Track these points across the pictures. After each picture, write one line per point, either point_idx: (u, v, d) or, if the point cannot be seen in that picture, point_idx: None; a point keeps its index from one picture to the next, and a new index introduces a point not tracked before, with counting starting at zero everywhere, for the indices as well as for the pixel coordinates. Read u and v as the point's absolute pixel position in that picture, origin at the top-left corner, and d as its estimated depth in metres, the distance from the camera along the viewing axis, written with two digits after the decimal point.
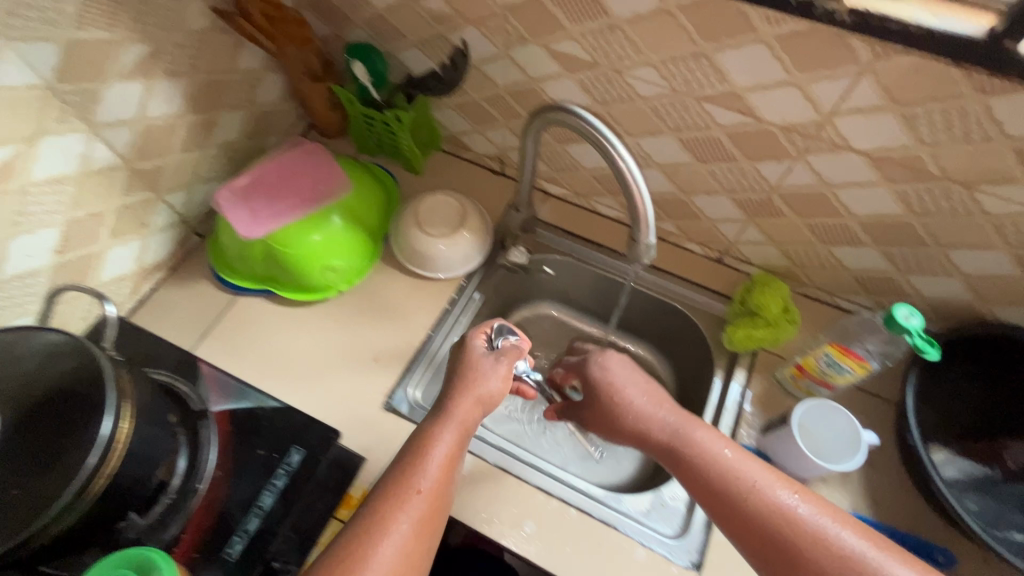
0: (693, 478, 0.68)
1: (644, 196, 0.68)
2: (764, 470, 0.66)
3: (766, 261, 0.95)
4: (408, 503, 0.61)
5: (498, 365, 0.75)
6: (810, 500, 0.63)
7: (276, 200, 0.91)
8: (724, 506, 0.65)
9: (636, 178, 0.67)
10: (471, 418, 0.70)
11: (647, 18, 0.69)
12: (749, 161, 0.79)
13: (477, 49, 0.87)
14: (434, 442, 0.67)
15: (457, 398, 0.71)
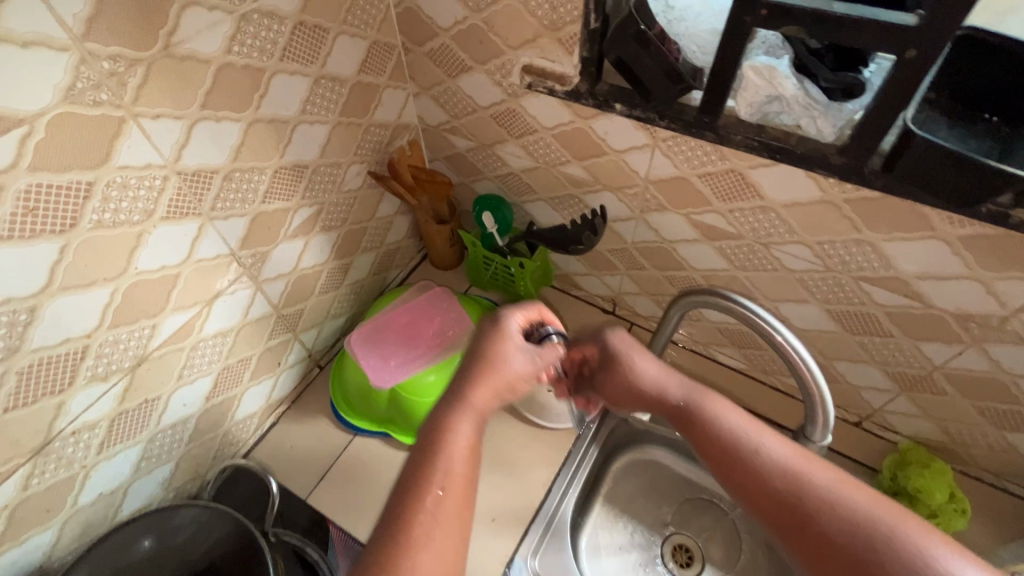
0: (707, 450, 0.55)
1: (820, 386, 0.64)
2: (789, 448, 0.52)
3: (916, 432, 0.87)
4: (431, 509, 0.47)
5: (518, 347, 0.60)
6: (861, 492, 0.47)
7: (406, 345, 0.92)
8: (735, 473, 0.52)
9: (808, 365, 0.63)
10: (516, 374, 0.58)
11: (809, 206, 0.68)
12: (911, 340, 0.75)
13: (611, 211, 0.89)
14: (449, 429, 0.52)
15: (462, 389, 0.56)
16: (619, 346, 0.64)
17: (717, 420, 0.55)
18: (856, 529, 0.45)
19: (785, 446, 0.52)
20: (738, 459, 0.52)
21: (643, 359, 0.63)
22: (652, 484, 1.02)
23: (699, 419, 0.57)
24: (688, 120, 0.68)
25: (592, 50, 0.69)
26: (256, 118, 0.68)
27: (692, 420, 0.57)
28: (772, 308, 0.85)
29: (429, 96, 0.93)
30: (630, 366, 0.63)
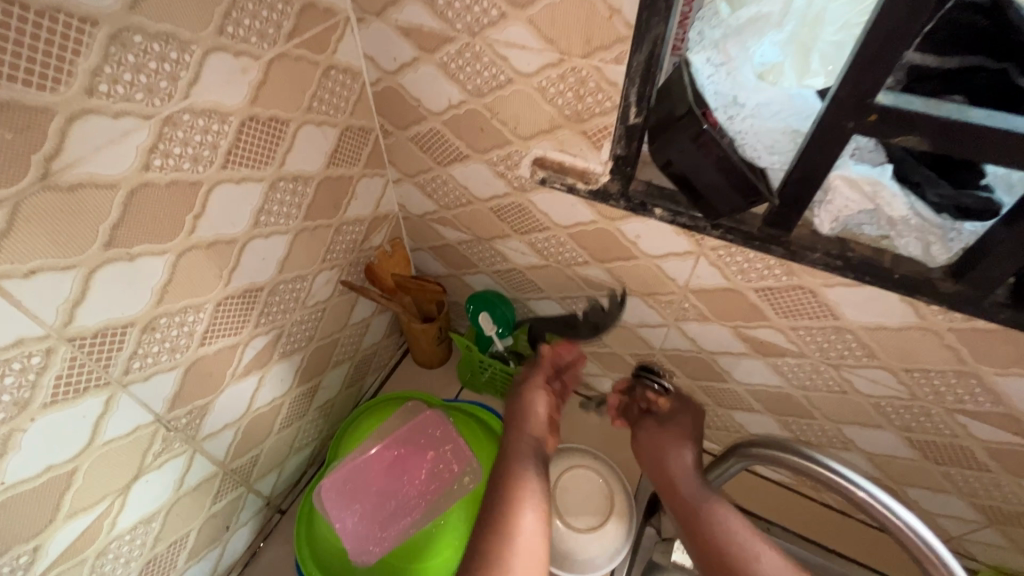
0: (704, 547, 0.56)
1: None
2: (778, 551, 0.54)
3: (1002, 562, 0.75)
4: (509, 539, 0.55)
5: (541, 392, 0.76)
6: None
7: (396, 493, 0.75)
8: (715, 558, 0.55)
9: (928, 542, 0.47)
10: (539, 423, 0.73)
11: (899, 330, 0.56)
12: (1012, 477, 0.62)
13: (638, 316, 0.75)
14: (524, 490, 0.61)
15: (516, 434, 0.70)
16: (676, 418, 0.71)
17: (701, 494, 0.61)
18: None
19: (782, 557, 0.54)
20: (717, 547, 0.55)
21: (683, 428, 0.70)
22: None
23: (700, 512, 0.59)
24: (750, 231, 0.55)
25: (630, 147, 0.55)
26: (189, 245, 0.51)
27: (694, 516, 0.59)
28: (833, 429, 0.72)
29: (414, 183, 0.78)
30: (663, 437, 0.69)
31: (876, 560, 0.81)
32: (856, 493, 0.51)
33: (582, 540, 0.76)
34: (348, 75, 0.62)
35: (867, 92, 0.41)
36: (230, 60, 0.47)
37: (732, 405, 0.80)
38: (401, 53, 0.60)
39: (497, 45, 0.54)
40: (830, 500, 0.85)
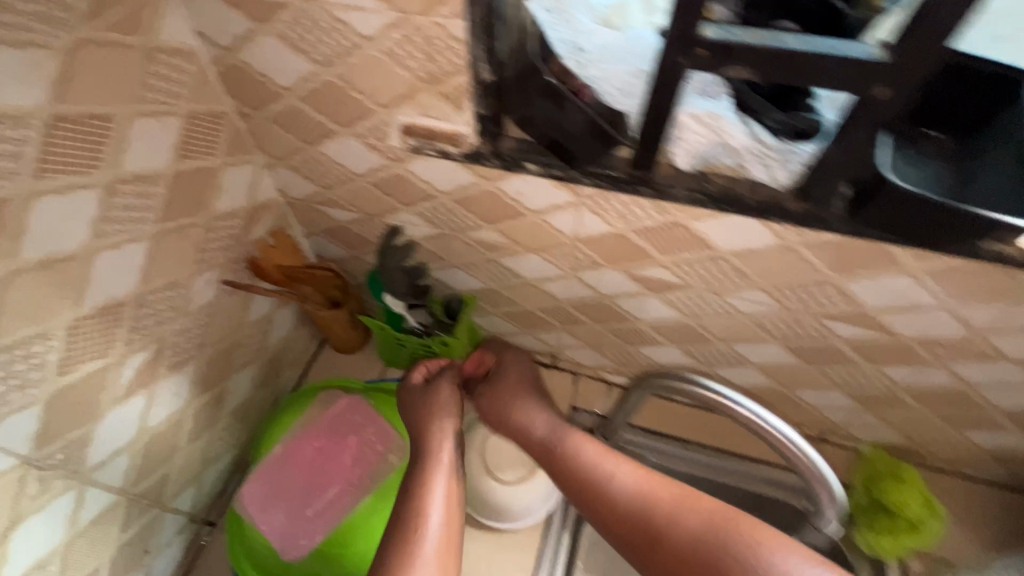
0: (565, 482, 0.60)
1: (814, 460, 0.56)
2: (632, 465, 0.58)
3: (878, 438, 0.85)
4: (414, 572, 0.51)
5: (440, 384, 0.70)
6: (705, 506, 0.54)
7: (323, 483, 0.74)
8: (591, 498, 0.57)
9: (790, 437, 0.55)
10: (452, 397, 0.69)
11: (764, 252, 0.60)
12: (876, 366, 0.70)
13: (537, 271, 0.77)
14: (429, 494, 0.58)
15: (428, 441, 0.64)
16: (502, 373, 0.74)
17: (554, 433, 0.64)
18: (699, 530, 0.52)
19: (637, 471, 0.57)
20: (593, 482, 0.57)
21: (524, 377, 0.73)
22: None
23: (569, 456, 0.60)
24: (618, 175, 0.56)
25: (490, 105, 0.54)
26: (12, 271, 0.45)
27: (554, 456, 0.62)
28: (728, 349, 0.78)
29: (287, 166, 0.73)
30: (506, 386, 0.72)
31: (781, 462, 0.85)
32: (746, 418, 0.56)
33: (515, 491, 0.79)
34: (178, 56, 0.56)
35: (690, 27, 0.41)
36: (11, 54, 0.41)
37: (639, 342, 0.83)
38: (234, 26, 0.55)
39: (331, 9, 0.50)
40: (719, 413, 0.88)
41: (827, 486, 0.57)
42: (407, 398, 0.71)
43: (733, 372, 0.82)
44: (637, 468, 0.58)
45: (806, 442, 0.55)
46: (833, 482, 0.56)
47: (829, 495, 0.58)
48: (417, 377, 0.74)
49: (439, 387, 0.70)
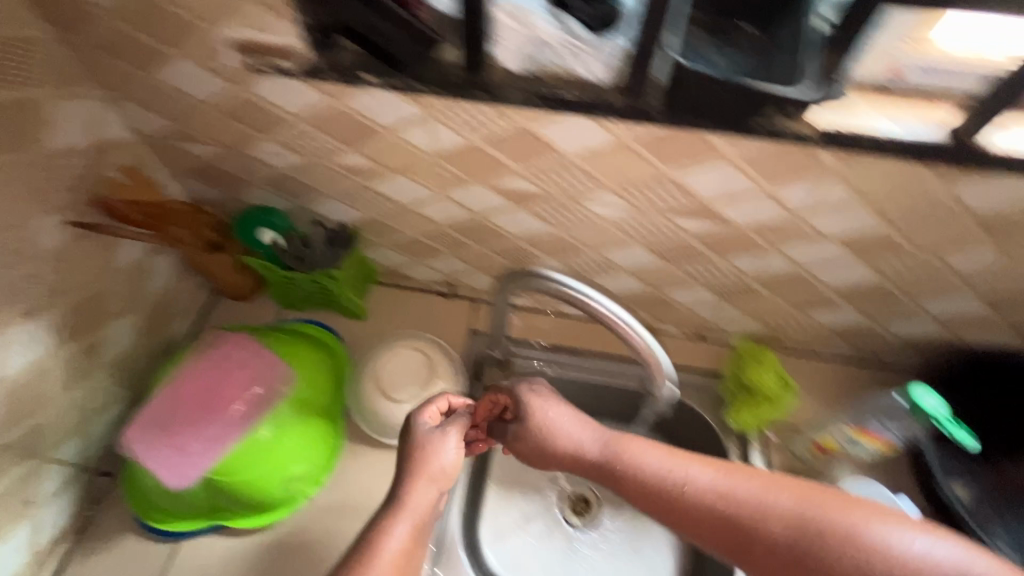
0: (634, 495, 0.62)
1: (648, 340, 0.62)
2: (716, 467, 0.60)
3: (745, 329, 0.94)
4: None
5: (445, 435, 0.66)
6: (799, 496, 0.56)
7: (213, 414, 0.75)
8: (664, 503, 0.60)
9: (625, 319, 0.61)
10: (432, 433, 0.66)
11: (603, 151, 0.64)
12: (725, 258, 0.77)
13: (409, 193, 0.78)
14: (385, 538, 0.59)
15: (416, 479, 0.64)
16: (541, 421, 0.67)
17: (617, 452, 0.64)
18: (784, 520, 0.54)
19: (726, 473, 0.59)
20: (670, 493, 0.59)
21: (570, 412, 0.68)
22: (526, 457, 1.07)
23: (630, 470, 0.62)
24: (455, 81, 0.57)
25: (309, 10, 0.53)
26: None
27: (615, 476, 0.63)
28: (600, 257, 0.83)
29: (130, 99, 0.70)
30: (556, 423, 0.67)
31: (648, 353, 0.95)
32: (606, 316, 0.61)
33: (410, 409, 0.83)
34: None
35: None
36: None
37: (522, 259, 0.87)
38: None
39: None
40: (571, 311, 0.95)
41: (662, 373, 0.65)
42: (411, 433, 0.67)
43: (610, 280, 0.88)
44: (728, 472, 0.59)
45: (650, 335, 0.62)
46: (666, 371, 0.64)
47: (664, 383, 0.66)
48: (429, 417, 0.69)
49: (443, 444, 0.66)
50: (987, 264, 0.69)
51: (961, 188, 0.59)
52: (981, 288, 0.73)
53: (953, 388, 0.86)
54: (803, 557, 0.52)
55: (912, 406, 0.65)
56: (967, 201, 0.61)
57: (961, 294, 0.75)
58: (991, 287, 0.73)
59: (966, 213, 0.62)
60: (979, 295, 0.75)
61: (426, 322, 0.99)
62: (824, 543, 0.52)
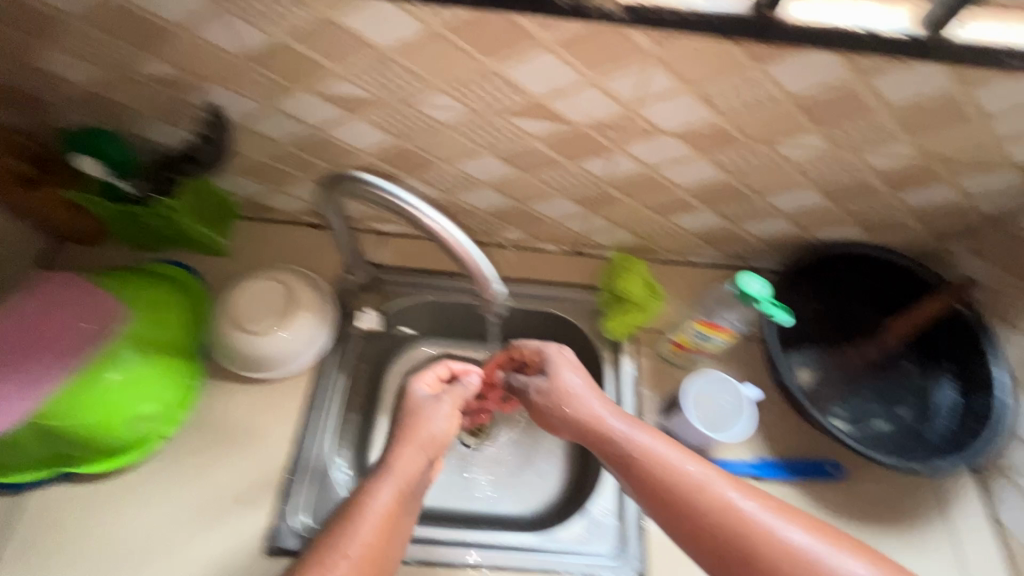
0: (636, 485, 0.63)
1: (457, 238, 0.60)
2: (720, 473, 0.61)
3: (619, 242, 0.95)
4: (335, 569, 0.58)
5: (439, 402, 0.74)
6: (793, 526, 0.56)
7: (35, 355, 0.70)
8: (659, 496, 0.61)
9: (430, 218, 0.59)
10: (427, 397, 0.75)
11: (417, 43, 0.60)
12: (574, 162, 0.75)
13: (236, 107, 0.72)
14: (369, 505, 0.63)
15: (404, 446, 0.69)
16: (560, 388, 0.73)
17: (632, 443, 0.66)
18: (772, 540, 0.55)
19: (732, 485, 0.60)
20: (670, 491, 0.61)
21: (584, 382, 0.73)
22: None
23: (639, 464, 0.64)
24: None
25: None
26: None
27: (625, 460, 0.65)
28: (455, 170, 0.80)
29: None
30: (576, 396, 0.71)
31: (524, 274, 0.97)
32: (431, 226, 0.59)
33: (268, 339, 0.81)
34: None
35: None
36: None
37: None
38: None
39: None
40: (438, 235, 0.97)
41: (489, 280, 0.63)
42: (407, 403, 0.75)
43: (474, 196, 0.85)
44: (731, 481, 0.61)
45: (460, 234, 0.60)
46: (492, 278, 0.63)
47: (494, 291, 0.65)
48: (426, 386, 0.77)
49: (438, 404, 0.74)
50: (816, 151, 0.70)
51: (773, 67, 0.59)
52: (816, 178, 0.75)
53: (800, 283, 0.91)
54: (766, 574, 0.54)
55: (739, 293, 0.66)
56: (783, 82, 0.60)
57: (802, 187, 0.77)
58: (825, 176, 0.74)
59: (785, 96, 0.62)
60: (817, 186, 0.77)
61: (294, 255, 0.94)
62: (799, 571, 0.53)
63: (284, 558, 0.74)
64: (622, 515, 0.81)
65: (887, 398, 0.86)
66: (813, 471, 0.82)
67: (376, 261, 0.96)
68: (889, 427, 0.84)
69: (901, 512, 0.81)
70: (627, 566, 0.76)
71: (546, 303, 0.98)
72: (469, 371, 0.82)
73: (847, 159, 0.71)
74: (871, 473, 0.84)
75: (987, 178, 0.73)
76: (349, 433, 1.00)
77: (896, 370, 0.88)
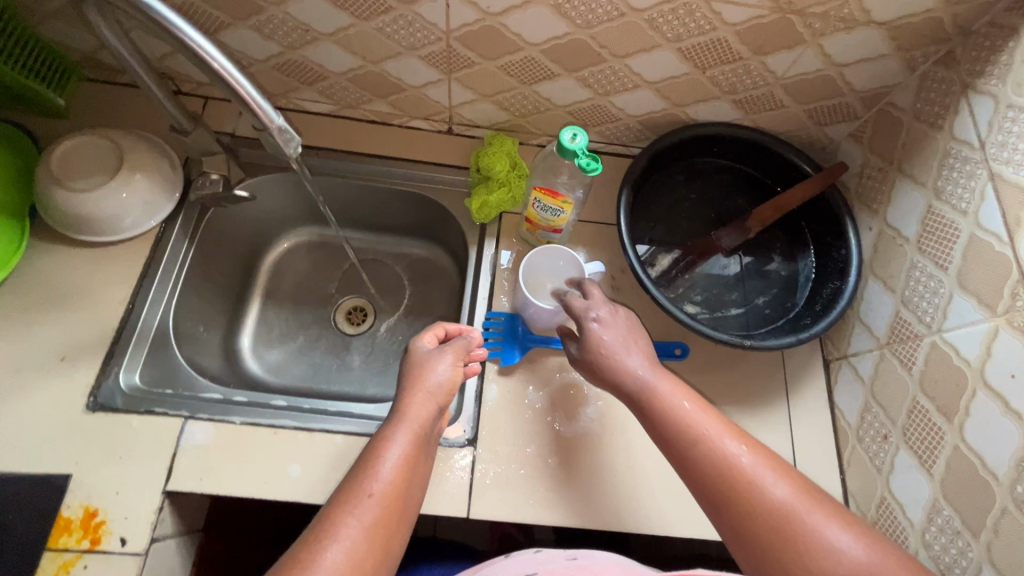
0: (677, 457, 0.62)
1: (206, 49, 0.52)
2: (728, 429, 0.62)
3: (491, 120, 0.90)
4: (359, 508, 0.56)
5: (443, 354, 0.71)
6: (785, 485, 0.56)
7: None
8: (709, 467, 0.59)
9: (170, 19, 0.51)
10: (436, 351, 0.72)
11: None
12: (406, 6, 0.69)
13: None
14: (385, 452, 0.61)
15: (416, 395, 0.67)
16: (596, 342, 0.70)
17: (679, 409, 0.63)
18: (802, 528, 0.53)
19: (733, 437, 0.61)
20: (721, 462, 0.59)
21: (627, 337, 0.70)
22: (302, 273, 1.06)
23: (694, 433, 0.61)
24: None
25: None
26: None
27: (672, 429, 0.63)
28: (286, 16, 0.73)
29: None
30: (619, 359, 0.68)
31: (393, 150, 0.93)
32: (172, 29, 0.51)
33: (88, 199, 0.75)
34: None
35: None
36: None
37: (209, 25, 0.76)
38: None
39: None
40: (293, 104, 0.91)
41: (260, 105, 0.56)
42: (410, 357, 0.72)
43: (318, 53, 0.79)
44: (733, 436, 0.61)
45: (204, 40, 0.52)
46: (262, 102, 0.56)
47: (282, 130, 0.61)
48: (430, 340, 0.74)
49: (447, 355, 0.71)
50: None
51: None
52: (670, 35, 0.69)
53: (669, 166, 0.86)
54: (757, 533, 0.54)
55: (557, 146, 0.62)
56: None
57: (658, 47, 0.71)
58: (678, 32, 0.69)
59: None
60: (674, 47, 0.71)
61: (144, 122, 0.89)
62: (790, 533, 0.53)
63: (107, 413, 0.72)
64: (463, 387, 0.80)
65: (746, 287, 0.85)
66: (661, 352, 0.82)
67: (230, 131, 0.91)
68: (741, 312, 0.83)
69: (741, 394, 0.82)
70: (457, 432, 0.76)
71: (417, 184, 0.94)
72: (465, 331, 0.76)
73: (695, 8, 0.65)
74: (722, 357, 0.83)
75: (849, 40, 0.68)
76: (219, 311, 0.96)
77: (760, 261, 0.87)
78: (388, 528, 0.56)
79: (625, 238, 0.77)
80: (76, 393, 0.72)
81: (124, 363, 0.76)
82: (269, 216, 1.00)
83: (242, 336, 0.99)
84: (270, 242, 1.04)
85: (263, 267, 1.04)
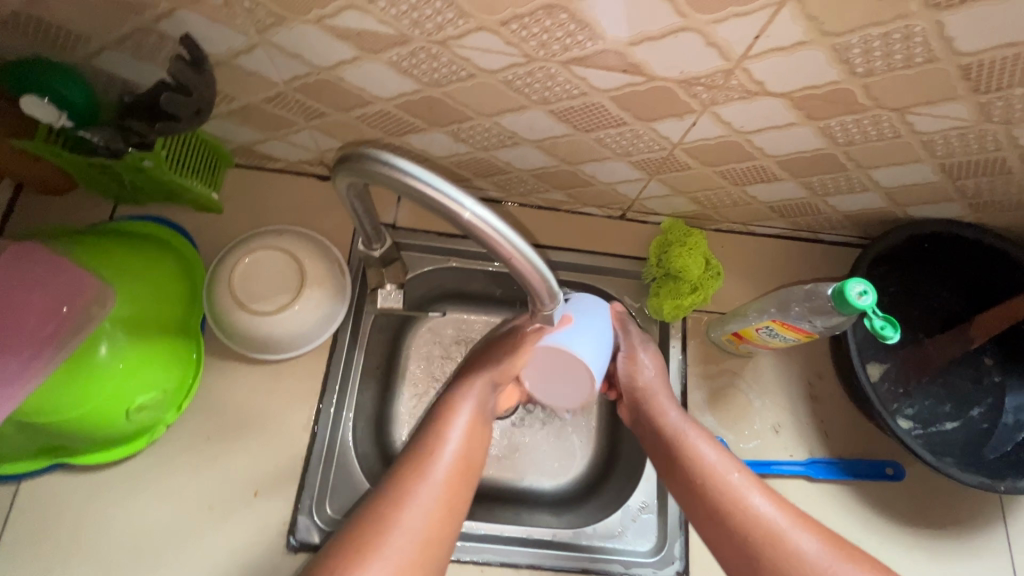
0: (704, 509, 0.62)
1: (534, 261, 0.48)
2: (754, 478, 0.63)
3: (674, 209, 0.82)
4: (427, 477, 0.59)
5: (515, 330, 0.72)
6: (811, 535, 0.58)
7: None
8: (731, 522, 0.60)
9: (499, 228, 0.46)
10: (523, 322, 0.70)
11: None
12: (643, 122, 0.60)
13: (217, 40, 0.55)
14: (455, 418, 0.64)
15: (481, 366, 0.68)
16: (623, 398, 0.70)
17: (705, 460, 0.64)
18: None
19: (762, 492, 0.61)
20: (741, 515, 0.60)
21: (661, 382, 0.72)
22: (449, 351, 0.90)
23: (718, 487, 0.62)
24: None
25: None
26: None
27: (700, 483, 0.63)
28: (494, 125, 0.65)
29: None
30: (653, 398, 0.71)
31: (564, 239, 0.85)
32: (512, 255, 0.47)
33: (274, 324, 0.71)
34: None
35: None
36: None
37: (403, 131, 0.68)
38: None
39: None
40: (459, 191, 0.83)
41: (551, 294, 0.53)
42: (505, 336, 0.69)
43: (511, 153, 0.71)
44: (759, 489, 0.61)
45: (531, 249, 0.47)
46: (556, 292, 0.52)
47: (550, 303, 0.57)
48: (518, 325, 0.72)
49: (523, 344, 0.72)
50: (956, 123, 0.55)
51: (950, 16, 0.43)
52: (941, 153, 0.61)
53: (876, 265, 0.79)
54: None
55: (837, 296, 0.57)
56: (952, 37, 0.45)
57: (918, 162, 0.63)
58: (952, 151, 0.60)
59: (948, 55, 0.47)
60: (937, 163, 0.63)
61: (302, 213, 0.82)
62: None
63: (308, 553, 0.69)
64: (664, 513, 0.77)
65: (960, 397, 0.79)
66: (872, 473, 0.77)
67: (391, 220, 0.84)
68: (957, 427, 0.77)
69: (957, 516, 0.77)
70: (666, 566, 0.74)
71: (589, 277, 0.86)
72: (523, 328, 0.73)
73: (989, 134, 0.57)
74: (932, 476, 0.78)
75: None
76: (366, 400, 0.82)
77: (969, 366, 0.80)
78: (449, 519, 0.58)
79: (852, 345, 0.73)
80: (277, 533, 0.69)
81: (314, 495, 0.72)
82: (419, 301, 0.88)
83: (393, 424, 0.85)
84: (411, 322, 0.89)
85: (404, 351, 0.88)
